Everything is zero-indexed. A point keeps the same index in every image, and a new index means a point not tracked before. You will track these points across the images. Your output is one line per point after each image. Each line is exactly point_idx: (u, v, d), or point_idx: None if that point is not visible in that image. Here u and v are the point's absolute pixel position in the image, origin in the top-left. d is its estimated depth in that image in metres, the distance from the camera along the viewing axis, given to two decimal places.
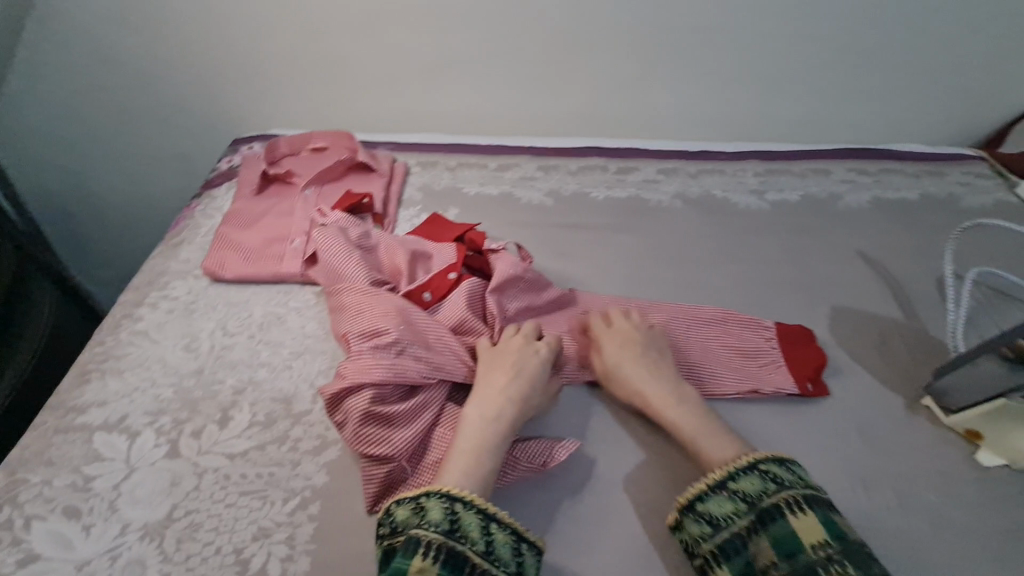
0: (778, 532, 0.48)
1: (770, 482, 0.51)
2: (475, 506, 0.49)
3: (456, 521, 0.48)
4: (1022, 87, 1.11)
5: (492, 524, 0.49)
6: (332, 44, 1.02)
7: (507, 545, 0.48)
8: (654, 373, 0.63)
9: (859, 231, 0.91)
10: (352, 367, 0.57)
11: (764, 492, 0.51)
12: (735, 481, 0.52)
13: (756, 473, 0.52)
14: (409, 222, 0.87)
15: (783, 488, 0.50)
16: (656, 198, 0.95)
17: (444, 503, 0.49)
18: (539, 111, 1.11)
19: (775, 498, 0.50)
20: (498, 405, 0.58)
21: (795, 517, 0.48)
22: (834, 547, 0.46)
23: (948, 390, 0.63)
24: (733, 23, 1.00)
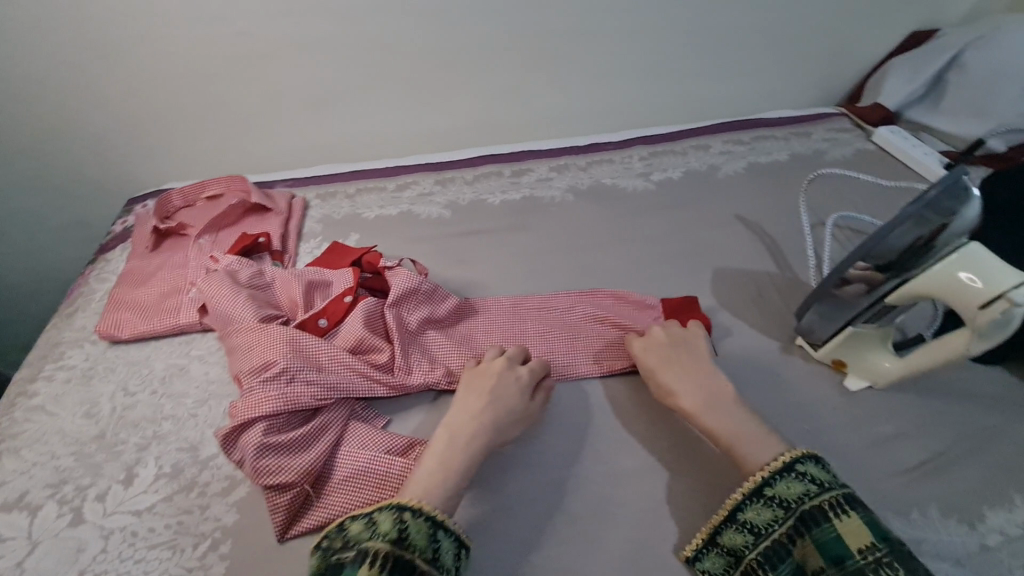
0: (822, 536, 0.47)
1: (809, 484, 0.51)
2: (426, 515, 0.50)
3: (406, 531, 0.48)
4: (869, 46, 1.22)
5: (440, 532, 0.50)
6: (214, 92, 1.03)
7: (451, 553, 0.49)
8: (685, 377, 0.63)
9: (736, 197, 0.98)
10: (243, 404, 0.59)
11: (805, 495, 0.50)
12: (772, 486, 0.52)
13: (794, 476, 0.52)
14: (311, 254, 0.89)
15: (824, 490, 0.50)
16: (549, 195, 1.00)
17: (394, 514, 0.49)
18: (432, 128, 1.15)
19: (817, 500, 0.49)
20: (473, 421, 0.59)
21: (839, 519, 0.48)
22: (879, 548, 0.45)
23: (807, 321, 0.68)
24: (596, 22, 1.06)
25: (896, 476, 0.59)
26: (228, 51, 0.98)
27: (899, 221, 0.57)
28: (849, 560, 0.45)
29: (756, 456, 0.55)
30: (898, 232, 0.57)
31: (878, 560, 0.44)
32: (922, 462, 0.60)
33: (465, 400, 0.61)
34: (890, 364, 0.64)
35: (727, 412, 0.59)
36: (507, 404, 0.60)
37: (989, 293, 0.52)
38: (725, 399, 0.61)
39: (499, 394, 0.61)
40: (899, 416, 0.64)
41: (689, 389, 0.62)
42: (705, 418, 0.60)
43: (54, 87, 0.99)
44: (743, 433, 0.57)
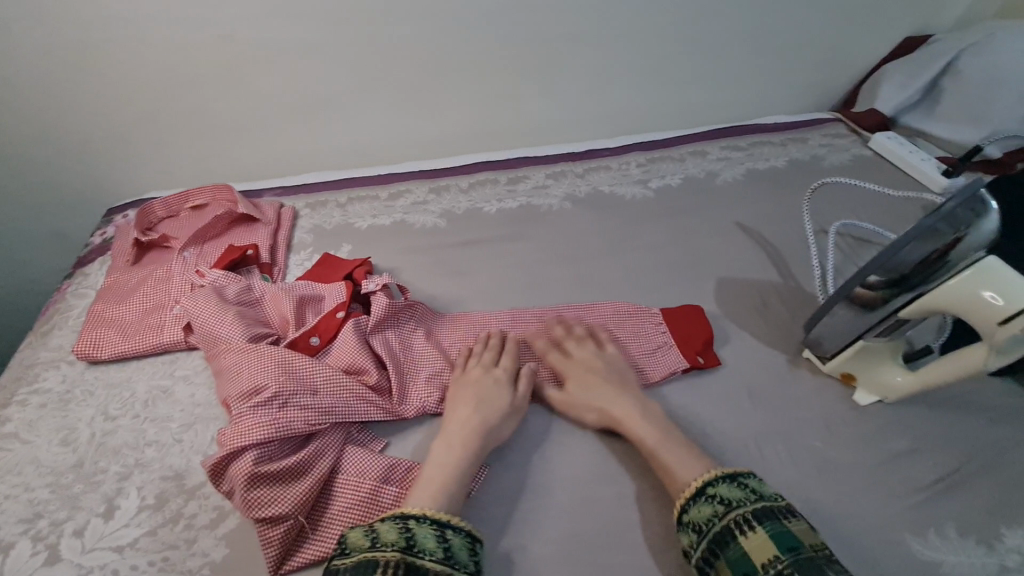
0: (732, 556, 0.47)
1: (717, 504, 0.51)
2: (429, 520, 0.50)
3: (412, 537, 0.48)
4: (864, 51, 1.22)
5: (447, 531, 0.50)
6: (198, 98, 0.99)
7: (463, 547, 0.50)
8: (625, 406, 0.62)
9: (736, 204, 0.97)
10: (232, 432, 0.55)
11: (713, 517, 0.50)
12: (687, 511, 0.52)
13: (705, 499, 0.52)
14: (301, 266, 0.86)
15: (731, 509, 0.50)
16: (546, 204, 0.98)
17: (397, 522, 0.49)
18: (426, 135, 1.12)
19: (725, 521, 0.49)
20: (466, 426, 0.60)
21: (746, 537, 0.48)
22: (783, 560, 0.45)
23: (819, 335, 0.66)
24: (593, 27, 1.04)
25: (911, 493, 0.57)
26: (211, 55, 0.94)
27: (910, 235, 0.55)
28: None
29: (679, 470, 0.56)
30: (910, 248, 0.55)
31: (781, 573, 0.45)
32: (938, 478, 0.58)
33: (454, 411, 0.62)
34: (903, 377, 0.62)
35: (648, 421, 0.61)
36: (495, 410, 0.62)
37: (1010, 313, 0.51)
38: (647, 410, 0.62)
39: (482, 401, 0.62)
40: (913, 431, 0.62)
41: (612, 403, 0.63)
42: (662, 456, 0.58)
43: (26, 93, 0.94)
44: (660, 438, 0.59)
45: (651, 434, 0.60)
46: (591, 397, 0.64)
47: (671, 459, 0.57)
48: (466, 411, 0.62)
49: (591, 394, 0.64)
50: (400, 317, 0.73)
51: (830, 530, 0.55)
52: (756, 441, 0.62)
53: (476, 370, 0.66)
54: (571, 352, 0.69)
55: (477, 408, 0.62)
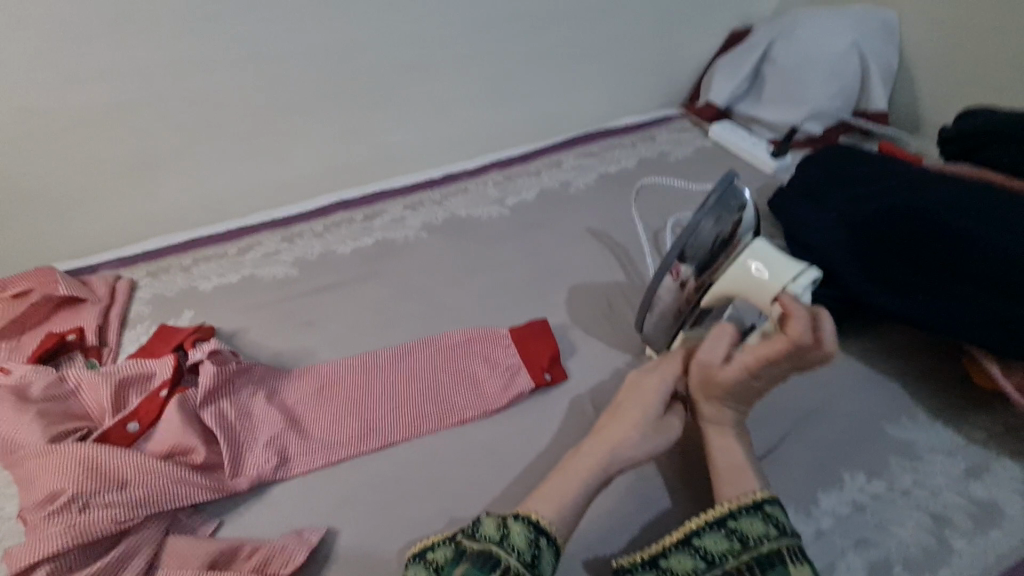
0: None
1: (771, 526, 0.49)
2: (554, 542, 0.51)
3: (535, 557, 0.49)
4: (698, 47, 1.29)
5: (539, 538, 0.50)
6: (5, 177, 0.91)
7: (549, 560, 0.50)
8: (725, 438, 0.57)
9: (588, 210, 1.00)
10: (21, 550, 0.51)
11: (764, 536, 0.48)
12: (740, 518, 0.50)
13: (760, 515, 0.50)
14: (136, 342, 0.80)
15: (784, 535, 0.48)
16: (403, 235, 0.97)
17: (528, 533, 0.50)
18: (280, 182, 1.09)
19: (779, 545, 0.47)
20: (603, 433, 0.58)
21: (797, 566, 0.46)
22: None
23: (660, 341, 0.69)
24: (428, 55, 1.06)
25: None
26: (12, 127, 0.87)
27: (705, 218, 0.59)
28: None
29: (729, 484, 0.54)
30: (704, 229, 0.59)
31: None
32: (766, 453, 0.61)
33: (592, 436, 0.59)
34: None
35: (737, 458, 0.55)
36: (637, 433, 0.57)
37: (786, 295, 0.55)
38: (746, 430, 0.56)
39: (627, 407, 0.59)
40: None
41: (717, 431, 0.57)
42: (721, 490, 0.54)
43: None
44: (733, 464, 0.55)
45: (730, 469, 0.55)
46: (710, 417, 0.58)
47: (726, 477, 0.54)
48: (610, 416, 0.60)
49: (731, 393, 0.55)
50: (236, 383, 0.70)
51: None
52: None
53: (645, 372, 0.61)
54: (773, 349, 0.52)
55: (632, 433, 0.57)
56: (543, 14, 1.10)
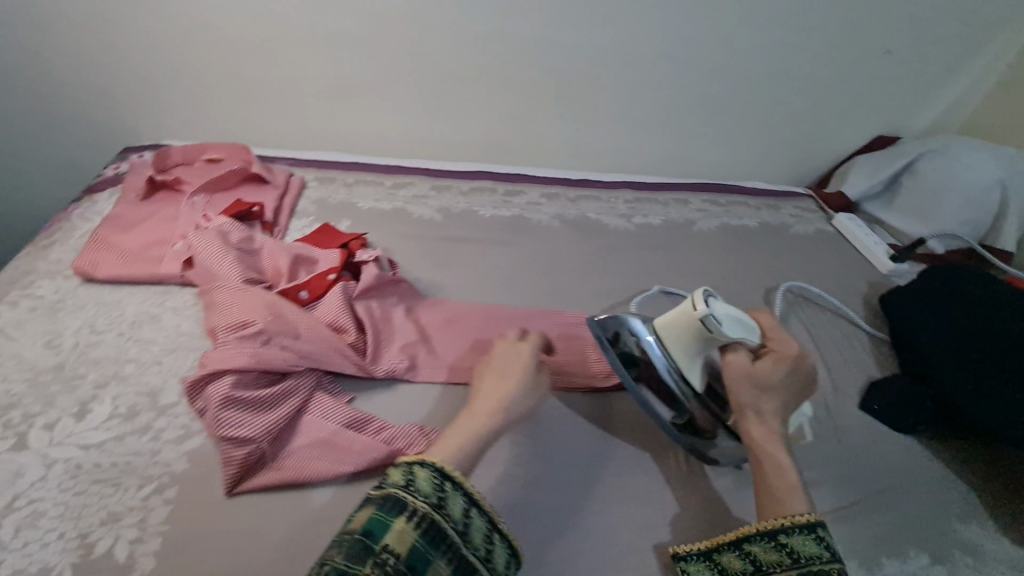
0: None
1: (822, 550, 0.51)
2: (465, 492, 0.47)
3: (445, 498, 0.45)
4: (842, 140, 1.35)
5: (447, 484, 0.46)
6: (236, 63, 1.08)
7: (460, 506, 0.46)
8: (769, 439, 0.61)
9: (706, 251, 1.06)
10: (214, 356, 0.60)
11: (815, 558, 0.50)
12: (789, 535, 0.52)
13: (812, 536, 0.51)
14: (300, 232, 0.91)
15: (834, 560, 0.50)
16: (536, 218, 1.06)
17: (435, 476, 0.46)
18: (437, 138, 1.21)
19: (827, 568, 0.49)
20: (494, 384, 0.60)
21: None
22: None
23: None
24: (604, 72, 1.16)
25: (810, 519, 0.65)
26: (260, 29, 1.04)
27: None
28: None
29: (782, 504, 0.55)
30: None
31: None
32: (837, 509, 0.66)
33: (479, 383, 0.62)
34: None
35: (783, 460, 0.59)
36: (518, 379, 0.60)
37: (691, 312, 0.63)
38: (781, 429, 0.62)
39: (499, 368, 0.62)
40: (821, 467, 0.71)
41: (764, 427, 0.61)
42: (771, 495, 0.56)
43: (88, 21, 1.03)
44: (782, 473, 0.58)
45: (778, 470, 0.58)
46: (753, 414, 0.62)
47: (784, 497, 0.56)
48: (485, 376, 0.62)
49: (767, 385, 0.63)
50: (384, 290, 0.79)
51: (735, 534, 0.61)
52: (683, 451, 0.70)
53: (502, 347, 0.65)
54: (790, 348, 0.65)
55: (508, 379, 0.60)
56: (716, 68, 1.19)
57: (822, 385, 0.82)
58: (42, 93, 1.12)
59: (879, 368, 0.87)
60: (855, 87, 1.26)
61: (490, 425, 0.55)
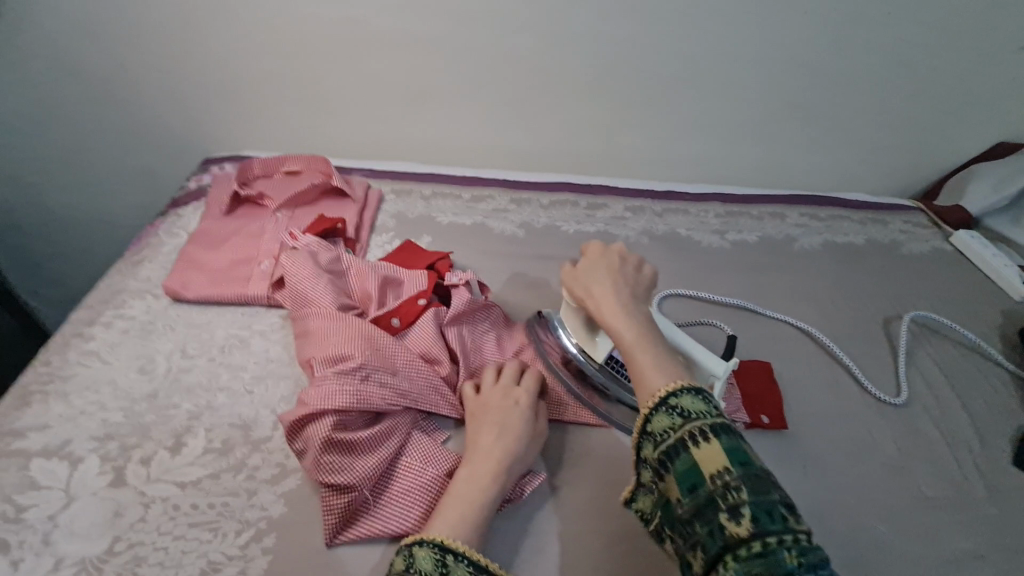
0: (680, 469, 0.42)
1: (676, 416, 0.44)
2: (468, 560, 0.46)
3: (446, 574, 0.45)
4: (959, 146, 1.21)
5: (448, 556, 0.46)
6: (314, 70, 1.06)
7: None
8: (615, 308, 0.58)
9: (811, 272, 0.96)
10: (313, 395, 0.56)
11: (669, 429, 0.44)
12: (646, 422, 0.46)
13: (664, 410, 0.45)
14: (382, 248, 0.88)
15: (688, 420, 0.44)
16: (623, 234, 0.99)
17: (436, 553, 0.46)
18: (512, 147, 1.17)
19: (679, 433, 0.43)
20: (488, 446, 0.57)
21: (697, 448, 0.42)
22: (732, 473, 0.40)
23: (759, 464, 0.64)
24: (696, 74, 1.07)
25: None
26: (341, 35, 1.01)
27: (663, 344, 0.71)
28: (702, 488, 0.40)
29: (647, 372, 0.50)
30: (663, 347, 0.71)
31: (728, 485, 0.39)
32: None
33: (476, 437, 0.58)
34: None
35: (637, 326, 0.56)
36: (518, 433, 0.58)
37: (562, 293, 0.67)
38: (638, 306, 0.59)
39: (497, 420, 0.59)
40: (975, 535, 0.62)
41: (603, 300, 0.59)
42: (637, 361, 0.52)
43: (169, 27, 1.00)
44: (641, 342, 0.54)
45: (632, 333, 0.55)
46: (591, 291, 0.61)
47: (648, 367, 0.50)
48: (479, 427, 0.59)
49: (596, 277, 0.62)
50: (476, 316, 0.72)
51: None
52: (819, 512, 0.62)
53: (496, 392, 0.62)
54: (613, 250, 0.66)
55: (501, 432, 0.58)
56: (821, 69, 1.08)
57: (965, 434, 0.72)
58: (120, 101, 1.10)
59: None
60: (980, 88, 1.13)
61: (485, 500, 0.52)
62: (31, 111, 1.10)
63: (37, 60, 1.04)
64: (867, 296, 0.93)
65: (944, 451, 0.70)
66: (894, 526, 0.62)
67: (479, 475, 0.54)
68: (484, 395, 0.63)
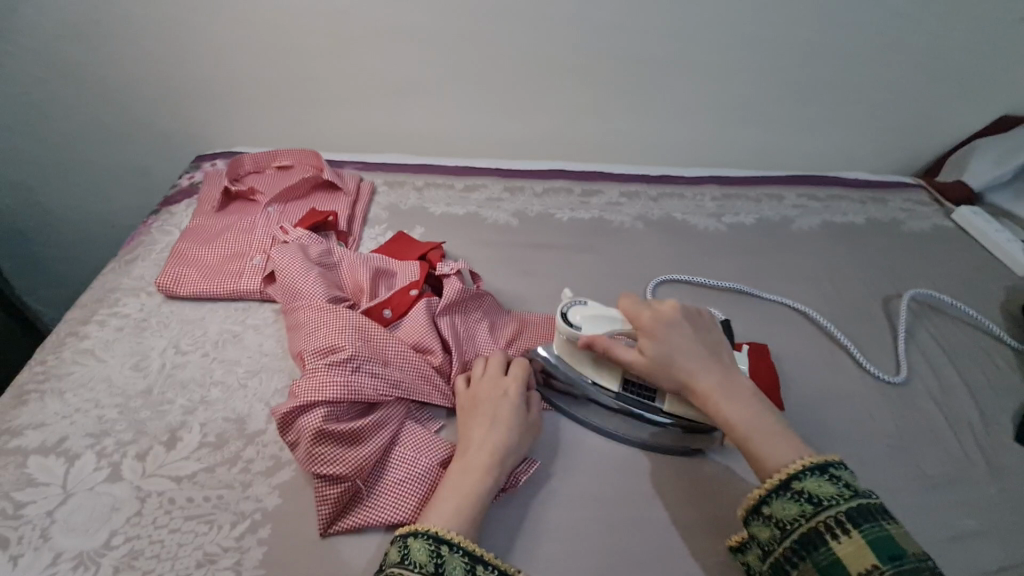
0: (819, 561, 0.42)
1: (805, 503, 0.45)
2: (464, 550, 0.46)
3: (441, 565, 0.45)
4: (960, 121, 1.19)
5: (443, 547, 0.46)
6: (304, 64, 1.05)
7: (460, 569, 0.45)
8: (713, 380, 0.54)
9: (809, 253, 0.95)
10: (303, 386, 0.56)
11: (799, 517, 0.44)
12: (767, 505, 0.46)
13: (790, 495, 0.46)
14: (374, 241, 0.88)
15: (820, 509, 0.44)
16: (618, 220, 0.98)
17: (430, 544, 0.46)
18: (505, 135, 1.16)
19: (813, 523, 0.44)
20: (479, 440, 0.56)
21: (839, 541, 0.42)
22: (883, 570, 0.40)
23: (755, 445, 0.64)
24: (689, 55, 1.06)
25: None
26: (329, 27, 1.00)
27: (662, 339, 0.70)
28: None
29: (773, 460, 0.48)
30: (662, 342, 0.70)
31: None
32: (999, 568, 0.57)
33: (468, 431, 0.58)
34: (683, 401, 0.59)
35: (744, 401, 0.52)
36: (509, 424, 0.58)
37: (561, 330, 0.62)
38: (729, 371, 0.55)
39: (488, 414, 0.58)
40: (978, 513, 0.61)
41: (698, 371, 0.54)
42: (759, 449, 0.49)
43: (156, 25, 1.00)
44: (757, 425, 0.51)
45: (743, 414, 0.51)
46: (678, 360, 0.55)
47: (775, 457, 0.48)
48: (471, 421, 0.59)
49: (681, 349, 0.55)
50: (468, 305, 0.72)
51: None
52: None
53: (485, 384, 0.62)
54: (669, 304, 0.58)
55: (494, 427, 0.57)
56: (818, 45, 1.06)
57: (966, 412, 0.71)
58: (111, 101, 1.10)
59: None
60: (981, 61, 1.10)
61: (480, 491, 0.52)
62: (23, 113, 1.11)
63: (27, 63, 1.04)
64: (867, 276, 0.92)
65: (945, 429, 0.69)
66: (894, 504, 0.61)
67: (472, 466, 0.54)
68: (474, 387, 0.62)
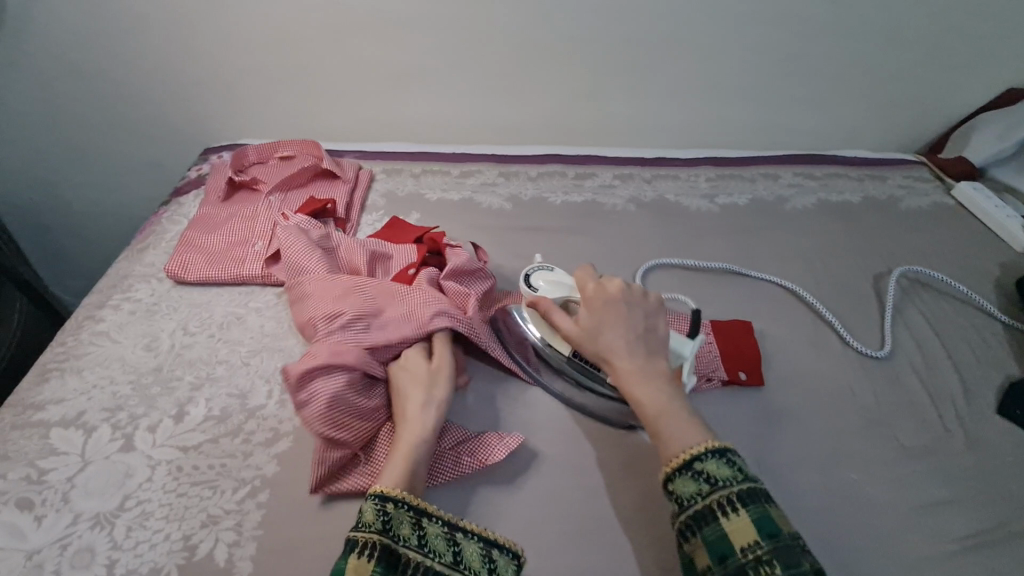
0: (708, 536, 0.46)
1: (703, 482, 0.48)
2: (408, 504, 0.49)
3: (389, 521, 0.47)
4: (965, 94, 1.17)
5: (390, 504, 0.48)
6: (302, 56, 1.08)
7: (407, 522, 0.48)
8: (637, 366, 0.57)
9: (801, 231, 0.96)
10: (319, 352, 0.60)
11: (697, 495, 0.48)
12: (670, 483, 0.49)
13: (690, 474, 0.49)
14: (371, 226, 0.91)
15: (716, 488, 0.48)
16: (611, 202, 0.99)
17: (377, 503, 0.48)
18: (502, 121, 1.17)
19: (708, 500, 0.47)
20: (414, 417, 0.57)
21: (727, 518, 0.46)
22: (762, 545, 0.44)
23: (733, 420, 0.66)
24: (680, 35, 1.06)
25: (943, 543, 0.58)
26: (325, 19, 1.03)
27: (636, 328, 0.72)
28: (732, 559, 0.44)
29: (672, 440, 0.52)
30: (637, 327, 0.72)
31: (760, 558, 0.43)
32: (970, 536, 0.58)
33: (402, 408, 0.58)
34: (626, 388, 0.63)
35: (661, 387, 0.56)
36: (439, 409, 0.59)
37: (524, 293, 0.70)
38: (654, 357, 0.59)
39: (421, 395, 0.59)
40: (954, 483, 0.63)
41: (622, 356, 0.58)
42: (659, 429, 0.53)
43: (161, 23, 1.04)
44: (669, 408, 0.54)
45: (656, 399, 0.55)
46: (605, 343, 0.59)
47: (671, 438, 0.52)
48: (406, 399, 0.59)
49: (608, 333, 0.59)
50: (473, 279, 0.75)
51: (851, 559, 0.56)
52: (795, 463, 0.63)
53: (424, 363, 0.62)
54: (616, 283, 0.64)
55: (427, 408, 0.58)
56: (814, 22, 1.05)
57: (949, 386, 0.72)
58: (122, 98, 1.15)
59: (1019, 365, 0.75)
60: (984, 33, 1.08)
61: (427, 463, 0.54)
62: (41, 113, 1.16)
63: (43, 63, 1.09)
64: (859, 254, 0.92)
65: (927, 403, 0.70)
66: (870, 474, 0.63)
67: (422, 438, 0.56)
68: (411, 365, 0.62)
